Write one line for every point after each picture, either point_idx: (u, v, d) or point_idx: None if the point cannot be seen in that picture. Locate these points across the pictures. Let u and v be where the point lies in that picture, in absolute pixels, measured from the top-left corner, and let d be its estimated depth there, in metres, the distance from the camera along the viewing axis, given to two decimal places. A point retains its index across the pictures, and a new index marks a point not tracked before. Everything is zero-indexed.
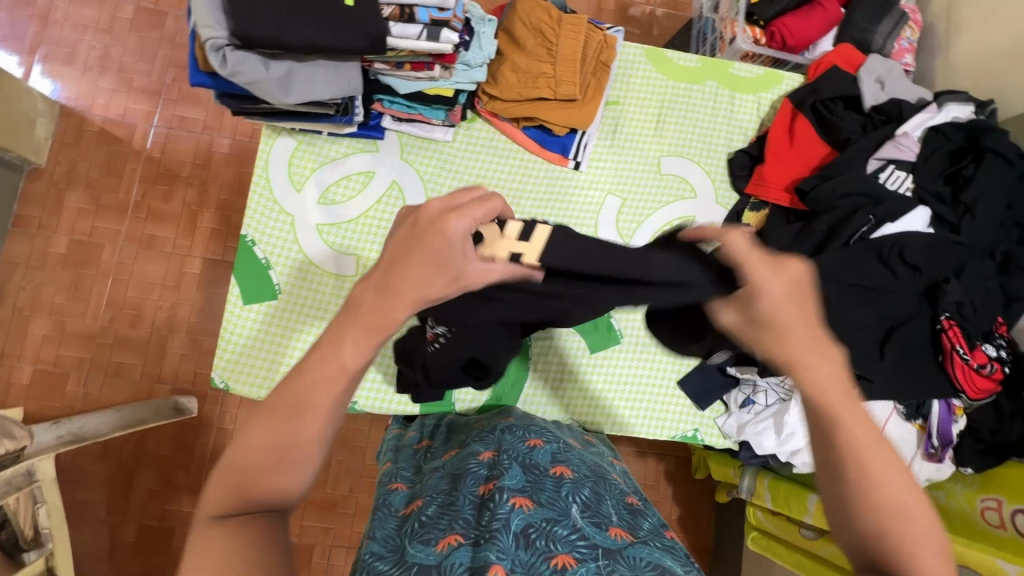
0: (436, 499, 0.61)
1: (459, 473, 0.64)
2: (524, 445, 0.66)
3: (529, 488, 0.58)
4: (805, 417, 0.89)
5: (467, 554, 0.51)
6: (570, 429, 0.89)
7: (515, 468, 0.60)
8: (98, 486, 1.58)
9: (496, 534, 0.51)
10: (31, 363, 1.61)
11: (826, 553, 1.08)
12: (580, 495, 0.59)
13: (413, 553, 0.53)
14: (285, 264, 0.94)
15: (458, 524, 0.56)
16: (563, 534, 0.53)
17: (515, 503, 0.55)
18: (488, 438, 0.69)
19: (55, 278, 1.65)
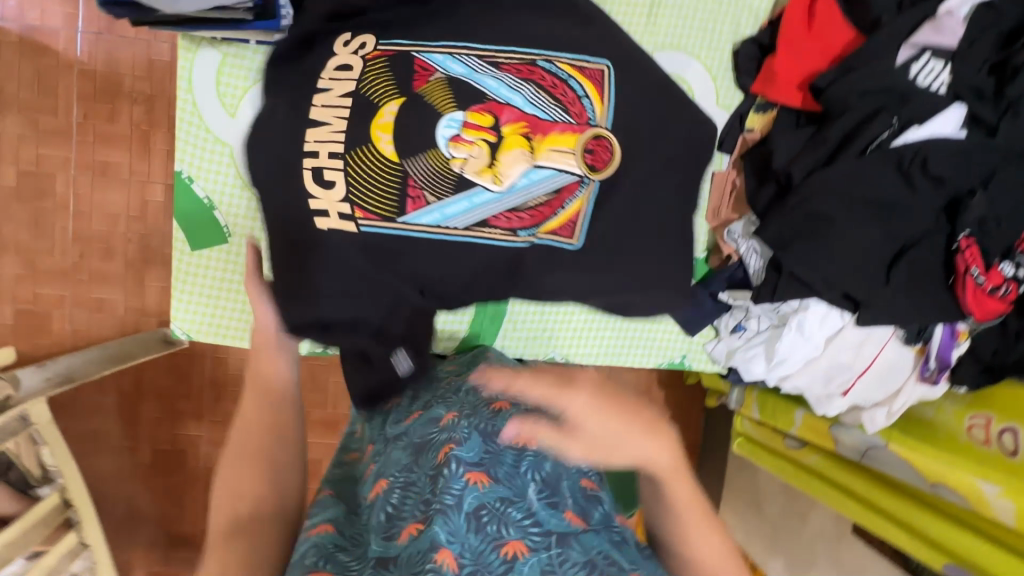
0: (396, 477, 0.61)
1: (422, 442, 0.65)
2: (488, 410, 0.67)
3: (489, 459, 0.60)
4: (797, 344, 0.84)
5: (415, 542, 0.52)
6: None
7: (474, 437, 0.62)
8: (107, 416, 1.64)
9: (449, 512, 0.53)
10: (11, 303, 1.57)
11: (811, 462, 1.11)
12: (538, 470, 0.61)
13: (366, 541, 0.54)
14: (231, 205, 0.85)
15: (415, 507, 0.57)
16: (516, 517, 0.54)
17: (469, 479, 0.56)
18: (452, 400, 0.71)
19: (12, 214, 1.55)
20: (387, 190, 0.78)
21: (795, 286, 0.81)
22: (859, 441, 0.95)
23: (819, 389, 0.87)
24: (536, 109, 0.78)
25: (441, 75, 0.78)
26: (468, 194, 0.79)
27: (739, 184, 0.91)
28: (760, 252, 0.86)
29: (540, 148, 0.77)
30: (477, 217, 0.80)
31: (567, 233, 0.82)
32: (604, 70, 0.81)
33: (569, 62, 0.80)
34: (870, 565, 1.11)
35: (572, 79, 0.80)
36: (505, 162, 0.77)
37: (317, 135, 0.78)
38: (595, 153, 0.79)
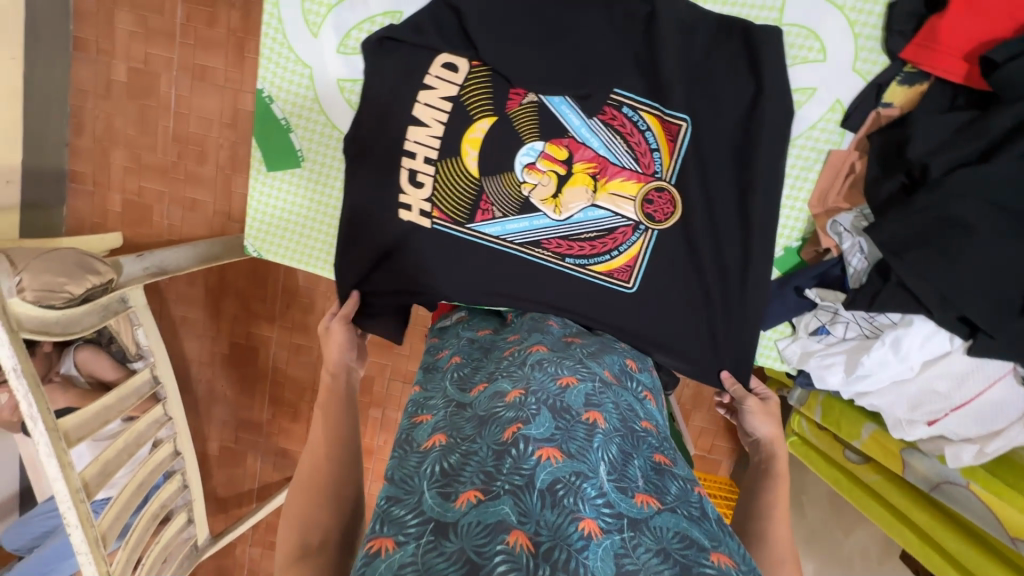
0: (456, 445, 0.62)
1: (487, 415, 0.64)
2: (555, 385, 0.67)
3: (560, 436, 0.60)
4: (887, 362, 0.74)
5: (483, 513, 0.52)
6: (611, 352, 0.80)
7: (542, 415, 0.62)
8: (194, 306, 1.81)
9: (522, 491, 0.53)
10: (119, 193, 1.72)
11: (869, 479, 1.02)
12: (607, 449, 0.61)
13: (431, 506, 0.55)
14: (307, 129, 0.84)
15: (478, 476, 0.56)
16: (588, 494, 0.53)
17: (541, 456, 0.56)
18: (517, 374, 0.70)
19: (122, 108, 1.66)
20: (462, 202, 0.85)
21: (901, 296, 0.71)
22: (933, 471, 0.86)
23: (902, 412, 0.78)
24: (609, 154, 0.84)
25: (534, 100, 0.82)
26: (530, 216, 0.86)
27: (858, 168, 0.79)
28: (865, 251, 0.75)
29: (603, 190, 0.85)
30: (534, 237, 0.87)
31: (623, 276, 0.87)
32: (683, 126, 0.81)
33: (653, 112, 0.82)
34: None
35: (650, 130, 0.82)
36: (568, 196, 0.85)
37: (417, 135, 0.82)
38: (655, 205, 0.84)
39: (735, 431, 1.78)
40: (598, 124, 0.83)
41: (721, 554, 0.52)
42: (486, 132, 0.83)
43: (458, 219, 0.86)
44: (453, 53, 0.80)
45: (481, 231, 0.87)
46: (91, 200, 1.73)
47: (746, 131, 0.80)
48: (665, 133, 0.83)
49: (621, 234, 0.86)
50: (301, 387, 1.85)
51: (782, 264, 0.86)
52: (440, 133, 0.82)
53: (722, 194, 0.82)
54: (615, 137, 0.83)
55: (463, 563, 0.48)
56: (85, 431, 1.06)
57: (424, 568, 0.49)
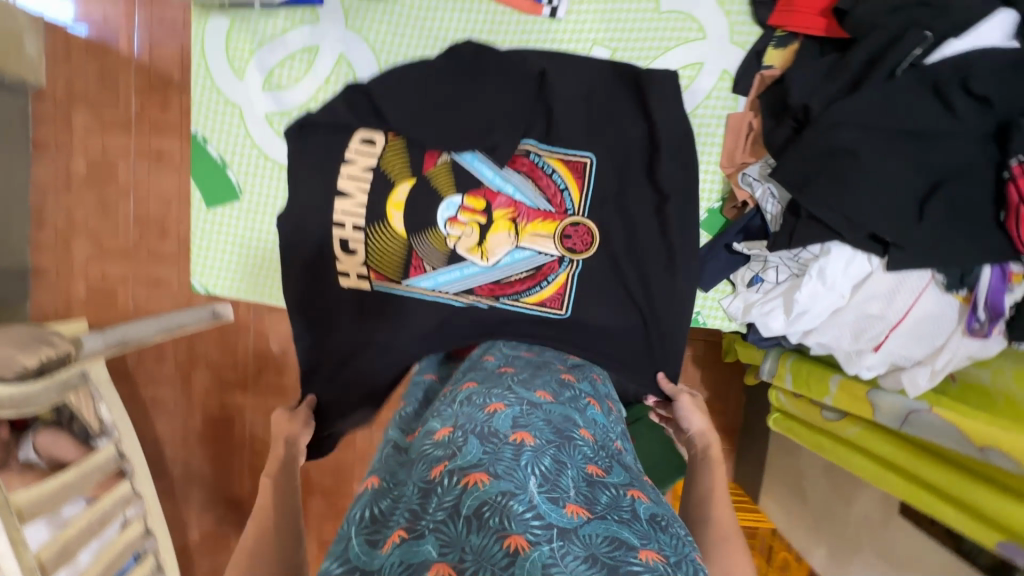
0: (388, 494, 0.65)
1: (417, 455, 0.67)
2: (483, 413, 0.69)
3: (489, 458, 0.61)
4: (818, 294, 0.76)
5: (406, 554, 0.54)
6: (546, 371, 0.82)
7: (469, 444, 0.64)
8: (164, 385, 1.77)
9: (444, 523, 0.55)
10: (83, 280, 1.74)
11: (850, 433, 1.01)
12: (537, 463, 0.61)
13: (360, 558, 0.57)
14: (241, 163, 0.89)
15: (404, 515, 0.59)
16: (516, 513, 0.55)
17: (465, 485, 0.59)
18: (446, 412, 0.73)
19: (82, 199, 1.72)
20: (394, 262, 0.90)
21: (814, 228, 0.74)
22: (899, 404, 0.86)
23: (847, 344, 0.79)
24: (523, 198, 0.88)
25: (448, 158, 0.88)
26: (460, 265, 0.90)
27: (755, 126, 0.84)
28: (777, 195, 0.80)
29: (524, 232, 0.89)
30: (467, 285, 0.91)
31: (555, 304, 0.91)
32: (588, 162, 0.88)
33: (555, 156, 0.88)
34: (918, 552, 0.99)
35: (557, 172, 0.88)
36: (491, 242, 0.89)
37: (342, 207, 0.88)
38: (573, 238, 0.89)
39: (728, 431, 1.75)
40: (509, 173, 0.89)
41: (648, 551, 0.53)
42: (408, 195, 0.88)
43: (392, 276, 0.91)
44: (370, 128, 0.87)
45: (415, 286, 0.92)
46: (54, 291, 1.74)
47: (651, 108, 0.86)
48: (572, 172, 0.89)
49: (547, 268, 0.90)
50: None
51: (711, 226, 0.90)
52: (365, 202, 0.88)
53: (639, 168, 0.88)
54: (527, 184, 0.89)
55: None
56: (39, 508, 1.02)
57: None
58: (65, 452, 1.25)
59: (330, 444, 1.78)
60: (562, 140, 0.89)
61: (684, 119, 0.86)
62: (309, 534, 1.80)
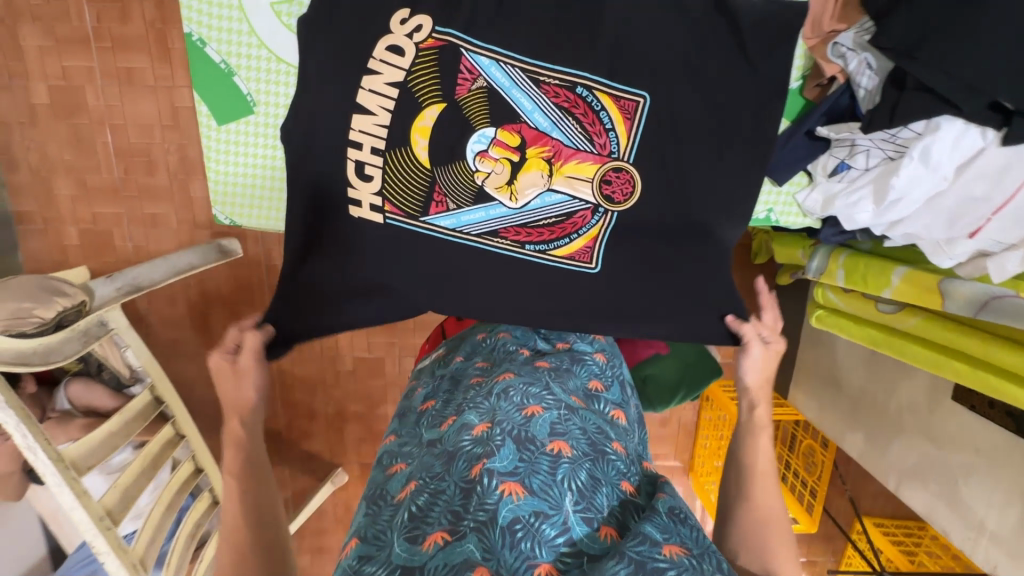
0: (426, 485, 0.71)
1: (456, 448, 0.74)
2: (521, 415, 0.76)
3: (524, 470, 0.68)
4: (919, 178, 0.69)
5: (446, 553, 0.61)
6: (577, 376, 0.90)
7: (505, 449, 0.70)
8: (182, 326, 1.72)
9: (483, 530, 0.62)
10: (74, 225, 1.62)
11: (908, 326, 0.99)
12: (573, 477, 0.67)
13: (398, 553, 0.63)
14: (250, 69, 0.75)
15: (444, 518, 0.66)
16: (547, 536, 0.61)
17: (504, 490, 0.65)
18: (484, 406, 0.80)
19: (53, 132, 1.55)
20: (414, 192, 0.80)
21: (924, 100, 0.65)
22: (976, 291, 0.83)
23: (940, 232, 0.73)
24: (562, 135, 0.79)
25: (483, 83, 0.76)
26: (485, 206, 0.81)
27: None
28: (875, 67, 0.70)
29: (557, 172, 0.81)
30: (492, 227, 0.82)
31: (584, 257, 0.84)
32: (641, 102, 0.77)
33: (604, 89, 0.77)
34: (968, 430, 1.01)
35: (604, 109, 0.77)
36: (523, 181, 0.81)
37: (362, 123, 0.76)
38: (614, 185, 0.81)
39: (754, 330, 1.76)
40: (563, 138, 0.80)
41: (672, 546, 0.59)
42: (436, 120, 0.78)
43: (410, 212, 0.81)
44: (398, 38, 0.74)
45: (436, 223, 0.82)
46: (43, 238, 1.62)
47: None
48: (621, 112, 0.78)
49: (580, 217, 0.83)
50: (312, 384, 1.80)
51: (790, 111, 0.80)
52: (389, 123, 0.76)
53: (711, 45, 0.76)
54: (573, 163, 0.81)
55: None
56: (92, 459, 1.00)
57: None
58: (100, 400, 1.21)
59: (360, 371, 1.78)
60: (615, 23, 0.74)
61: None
62: (350, 455, 1.85)
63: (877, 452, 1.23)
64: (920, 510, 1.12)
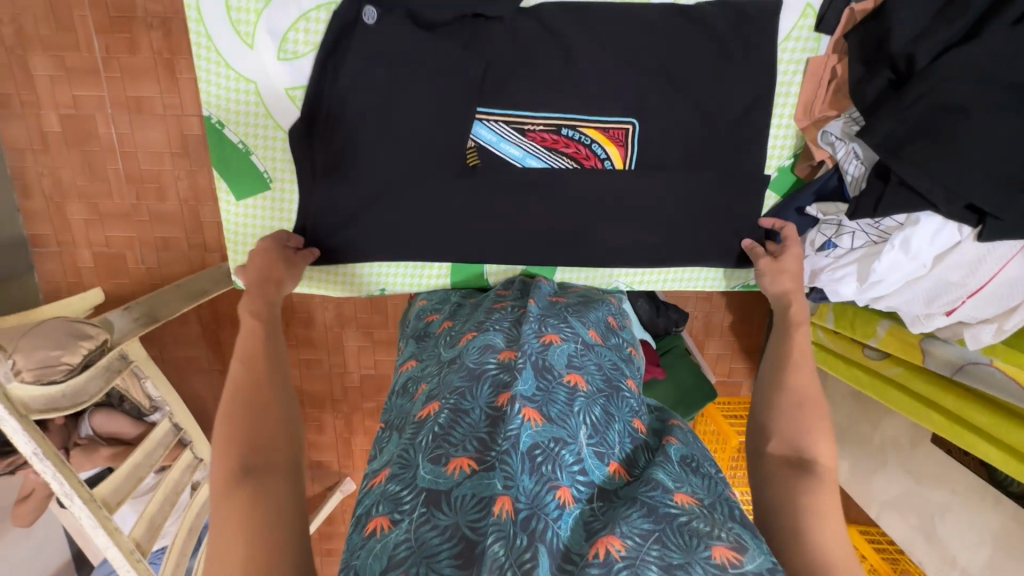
0: (447, 403, 0.66)
1: (478, 366, 0.69)
2: (539, 342, 0.71)
3: (540, 399, 0.64)
4: (900, 264, 0.73)
5: (471, 483, 0.56)
6: (596, 308, 0.84)
7: (528, 372, 0.66)
8: (196, 344, 1.77)
9: (507, 456, 0.57)
10: (88, 248, 1.65)
11: (892, 374, 1.04)
12: (589, 412, 0.66)
13: (422, 477, 0.59)
14: (267, 149, 0.79)
15: (469, 444, 0.61)
16: (565, 463, 0.59)
17: (525, 416, 0.61)
18: (505, 330, 0.75)
19: (66, 159, 1.58)
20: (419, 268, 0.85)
21: (905, 196, 0.70)
22: (954, 355, 0.87)
23: (919, 308, 0.77)
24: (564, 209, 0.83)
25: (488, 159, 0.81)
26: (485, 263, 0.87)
27: (839, 73, 0.76)
28: (861, 156, 0.74)
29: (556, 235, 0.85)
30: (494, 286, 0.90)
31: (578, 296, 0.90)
32: (630, 129, 0.79)
33: (593, 125, 0.79)
34: (946, 470, 1.06)
35: (596, 143, 0.80)
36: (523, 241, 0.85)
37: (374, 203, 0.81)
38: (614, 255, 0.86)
39: (750, 350, 1.82)
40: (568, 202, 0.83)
41: (684, 494, 0.60)
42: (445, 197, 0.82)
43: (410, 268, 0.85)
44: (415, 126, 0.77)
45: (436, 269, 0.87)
46: (59, 260, 1.66)
47: (724, 57, 0.77)
48: (621, 188, 0.82)
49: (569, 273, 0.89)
50: (320, 400, 1.86)
51: (779, 187, 0.85)
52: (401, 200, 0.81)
53: (710, 126, 0.80)
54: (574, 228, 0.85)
55: (458, 536, 0.53)
56: (120, 495, 1.06)
57: (419, 544, 0.53)
58: (124, 428, 1.27)
59: (367, 387, 1.84)
60: (608, 105, 0.79)
61: (762, 86, 0.78)
62: (357, 465, 1.92)
63: (858, 481, 1.29)
64: (899, 539, 1.18)
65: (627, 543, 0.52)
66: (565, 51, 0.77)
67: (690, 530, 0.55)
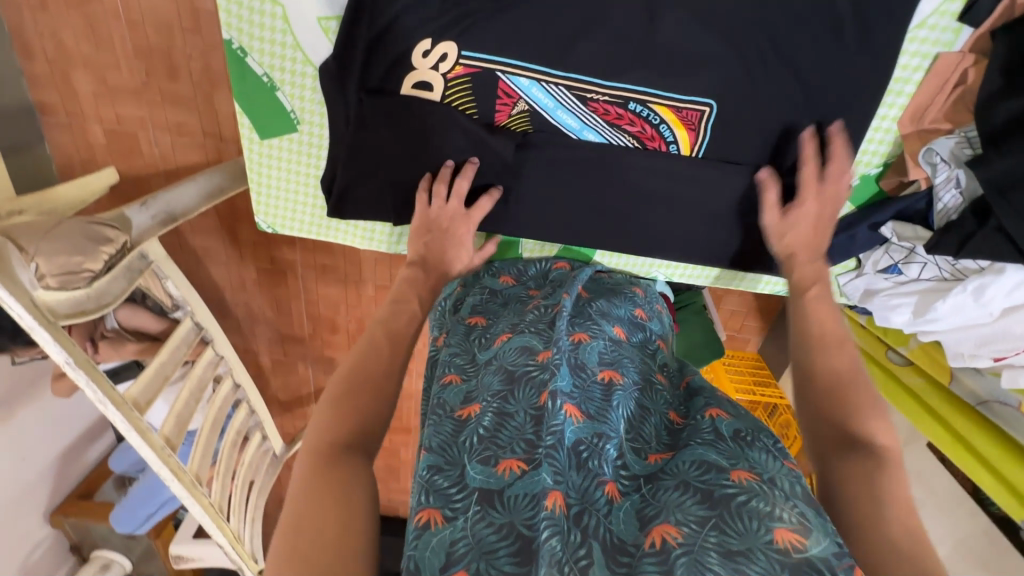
0: (489, 405, 0.68)
1: (516, 369, 0.71)
2: (570, 342, 0.74)
3: (578, 396, 0.67)
4: (964, 307, 0.68)
5: (521, 479, 0.59)
6: (623, 302, 0.86)
7: (564, 370, 0.68)
8: (214, 235, 1.75)
9: (554, 452, 0.60)
10: (98, 123, 1.56)
11: (911, 383, 1.03)
12: (625, 406, 0.70)
13: (472, 476, 0.61)
14: (294, 85, 0.70)
15: (516, 444, 0.63)
16: (610, 458, 0.63)
17: (567, 414, 0.64)
18: (540, 330, 0.77)
19: (67, 21, 1.42)
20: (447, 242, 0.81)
21: (996, 242, 0.63)
22: (984, 388, 0.86)
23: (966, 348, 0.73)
24: (616, 191, 0.76)
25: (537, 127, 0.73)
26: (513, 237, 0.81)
27: (970, 79, 0.65)
28: (961, 186, 0.66)
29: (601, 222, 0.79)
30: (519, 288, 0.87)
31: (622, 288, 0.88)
32: (706, 111, 0.69)
33: (664, 102, 0.69)
34: (932, 475, 1.10)
35: (664, 123, 0.71)
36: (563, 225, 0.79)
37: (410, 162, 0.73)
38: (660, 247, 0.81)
39: (768, 311, 1.80)
40: (620, 184, 0.76)
41: (741, 471, 0.60)
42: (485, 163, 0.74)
43: None
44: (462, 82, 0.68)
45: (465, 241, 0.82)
46: (70, 132, 1.58)
47: (840, 42, 0.64)
48: (681, 175, 0.74)
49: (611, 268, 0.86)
50: (335, 303, 1.89)
51: (859, 195, 0.77)
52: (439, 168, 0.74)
53: (797, 122, 0.69)
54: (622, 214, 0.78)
55: (515, 534, 0.55)
56: (150, 392, 1.14)
57: (475, 539, 0.56)
58: (146, 323, 1.31)
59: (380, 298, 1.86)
60: (686, 82, 0.67)
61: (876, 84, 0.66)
62: None
63: None
64: None
65: (683, 531, 0.54)
66: (650, 10, 0.64)
67: (749, 511, 0.54)
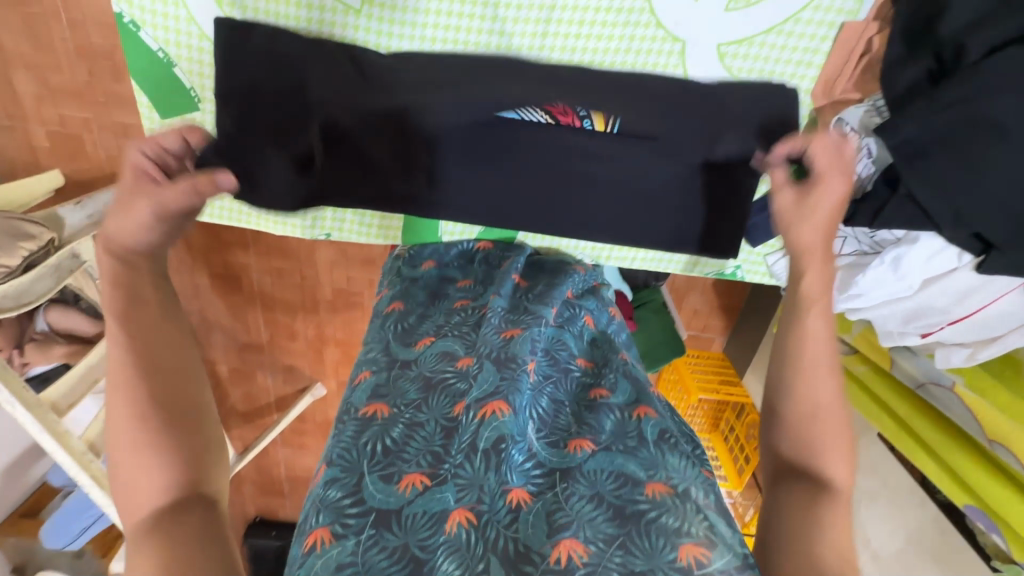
0: (401, 414, 0.62)
1: (434, 376, 0.66)
2: (500, 336, 0.68)
3: (505, 388, 0.60)
4: (884, 281, 0.68)
5: (422, 499, 0.54)
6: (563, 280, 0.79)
7: (486, 373, 0.63)
8: None
9: (461, 469, 0.55)
10: (41, 126, 1.52)
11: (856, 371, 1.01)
12: (537, 405, 0.63)
13: (371, 492, 0.55)
14: (190, 60, 0.78)
15: (423, 457, 0.57)
16: (515, 461, 0.56)
17: (485, 417, 0.58)
18: (467, 335, 0.71)
19: (7, 22, 1.40)
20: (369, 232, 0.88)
21: (909, 211, 0.62)
22: (920, 370, 0.85)
23: (894, 326, 0.73)
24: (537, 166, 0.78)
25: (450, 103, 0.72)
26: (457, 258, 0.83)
27: (876, 45, 0.69)
28: (873, 155, 0.68)
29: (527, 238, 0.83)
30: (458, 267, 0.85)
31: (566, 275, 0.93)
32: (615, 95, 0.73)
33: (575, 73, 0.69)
34: (885, 466, 1.08)
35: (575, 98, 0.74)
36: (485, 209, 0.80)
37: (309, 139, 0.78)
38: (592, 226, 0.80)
39: (728, 309, 1.79)
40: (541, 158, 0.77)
41: (655, 484, 0.56)
42: None
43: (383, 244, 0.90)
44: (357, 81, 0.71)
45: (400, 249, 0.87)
46: (12, 137, 1.54)
47: None
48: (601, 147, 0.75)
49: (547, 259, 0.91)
50: (292, 309, 1.85)
51: None
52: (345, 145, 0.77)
53: None
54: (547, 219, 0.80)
55: (408, 557, 0.50)
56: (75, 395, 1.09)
57: (365, 567, 0.50)
58: (78, 324, 1.24)
59: (337, 303, 1.83)
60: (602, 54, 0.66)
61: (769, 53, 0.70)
62: (328, 373, 1.96)
63: None
64: None
65: (590, 550, 0.50)
66: None
67: (656, 529, 0.52)
